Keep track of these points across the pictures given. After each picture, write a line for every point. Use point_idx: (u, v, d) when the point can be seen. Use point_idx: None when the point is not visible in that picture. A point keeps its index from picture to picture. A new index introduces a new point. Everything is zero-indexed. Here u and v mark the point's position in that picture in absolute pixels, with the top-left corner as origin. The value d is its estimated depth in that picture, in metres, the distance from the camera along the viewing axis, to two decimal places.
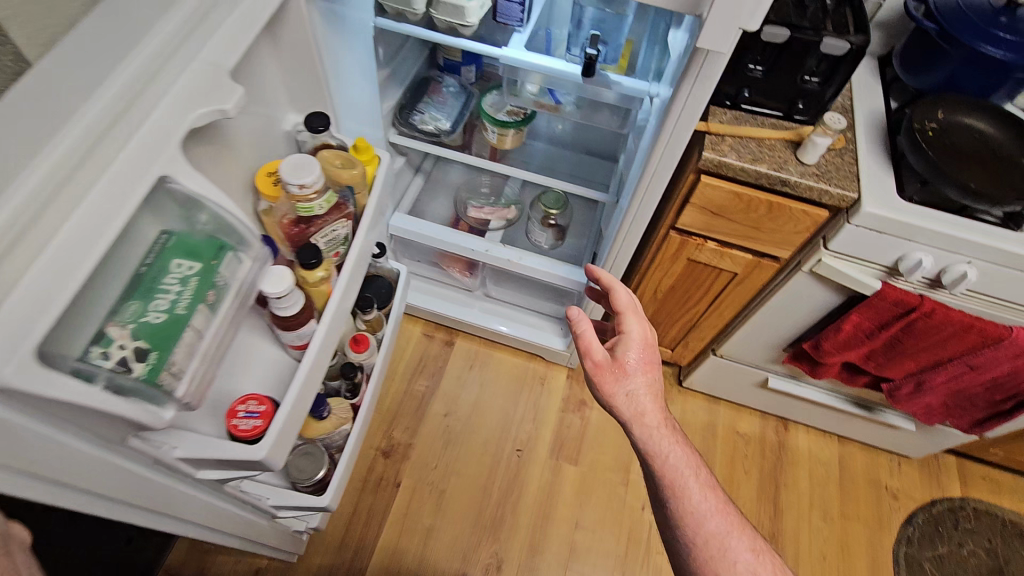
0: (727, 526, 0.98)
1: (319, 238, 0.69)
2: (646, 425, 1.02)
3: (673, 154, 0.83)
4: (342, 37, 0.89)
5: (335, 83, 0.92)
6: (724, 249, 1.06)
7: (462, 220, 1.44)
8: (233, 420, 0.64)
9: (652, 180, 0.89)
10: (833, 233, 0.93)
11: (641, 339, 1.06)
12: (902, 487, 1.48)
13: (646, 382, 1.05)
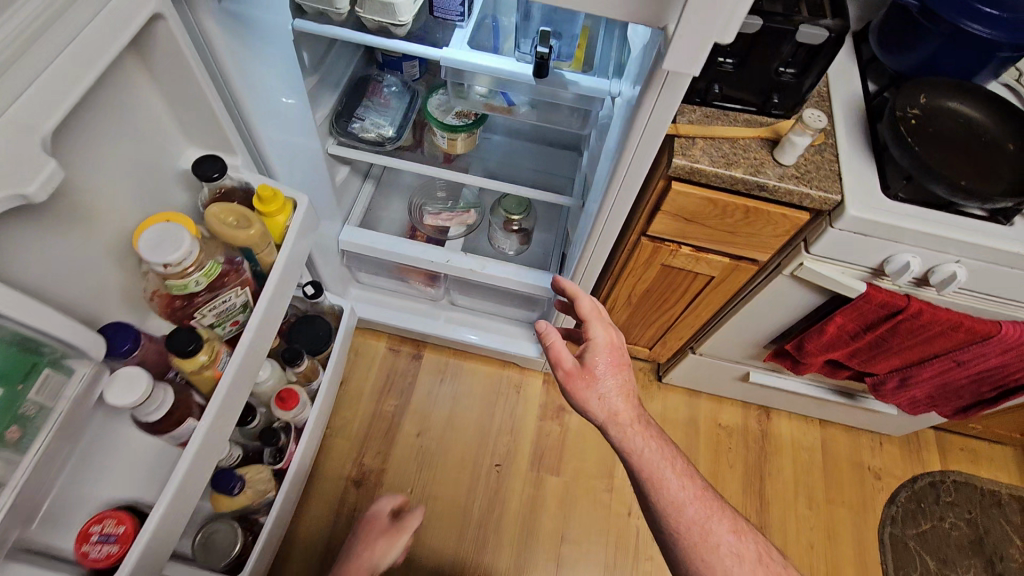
0: (711, 516, 0.96)
1: (207, 311, 0.65)
2: (621, 430, 0.96)
3: (640, 167, 0.74)
4: (251, 49, 0.77)
5: (249, 103, 0.80)
6: (699, 254, 0.99)
7: (419, 230, 1.33)
8: (84, 545, 0.57)
9: (619, 194, 0.81)
10: (815, 237, 0.86)
11: (611, 343, 0.98)
12: (884, 466, 1.48)
13: (618, 383, 0.98)
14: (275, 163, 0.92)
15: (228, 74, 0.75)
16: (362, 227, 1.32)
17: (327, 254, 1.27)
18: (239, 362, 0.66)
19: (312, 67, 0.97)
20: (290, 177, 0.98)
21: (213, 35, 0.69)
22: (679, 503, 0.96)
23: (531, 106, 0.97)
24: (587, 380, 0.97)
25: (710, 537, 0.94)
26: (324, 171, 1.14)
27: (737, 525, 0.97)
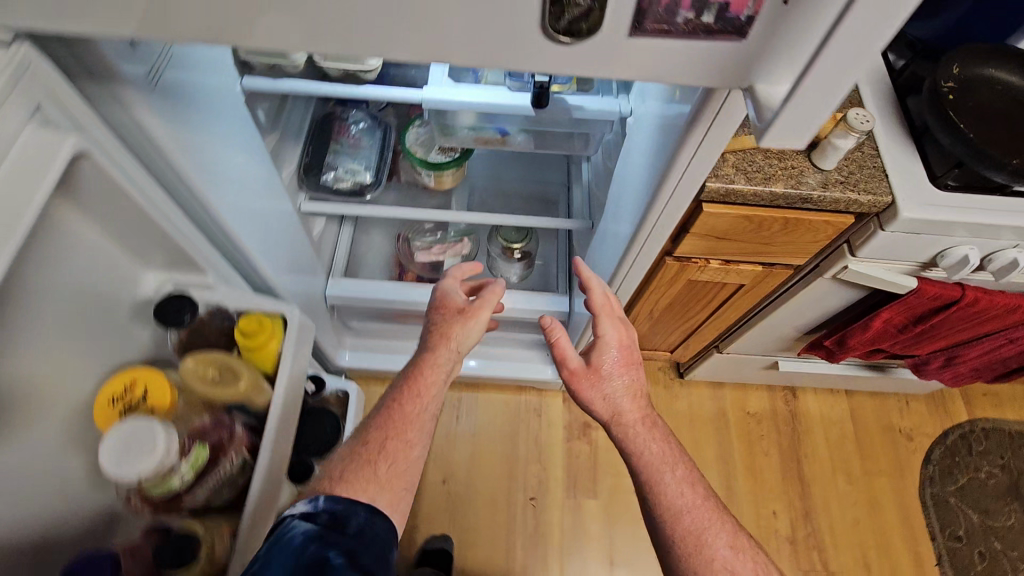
0: (715, 522, 0.75)
1: (200, 494, 0.59)
2: (627, 434, 0.80)
3: (682, 197, 0.67)
4: (204, 140, 0.64)
5: (212, 198, 0.68)
6: (730, 266, 0.91)
7: (408, 269, 1.22)
8: None
9: (665, 218, 0.72)
10: (860, 240, 0.79)
11: (621, 340, 0.85)
12: (914, 426, 1.47)
13: (630, 383, 0.83)
14: (252, 248, 0.80)
15: (183, 176, 0.62)
16: (349, 277, 1.20)
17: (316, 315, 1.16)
18: (255, 502, 0.60)
19: (269, 127, 0.84)
20: (267, 258, 0.86)
21: (157, 142, 0.58)
22: (680, 513, 0.75)
23: (527, 133, 0.85)
24: (591, 379, 0.83)
25: (722, 555, 0.73)
26: (300, 229, 1.02)
27: (739, 540, 0.75)
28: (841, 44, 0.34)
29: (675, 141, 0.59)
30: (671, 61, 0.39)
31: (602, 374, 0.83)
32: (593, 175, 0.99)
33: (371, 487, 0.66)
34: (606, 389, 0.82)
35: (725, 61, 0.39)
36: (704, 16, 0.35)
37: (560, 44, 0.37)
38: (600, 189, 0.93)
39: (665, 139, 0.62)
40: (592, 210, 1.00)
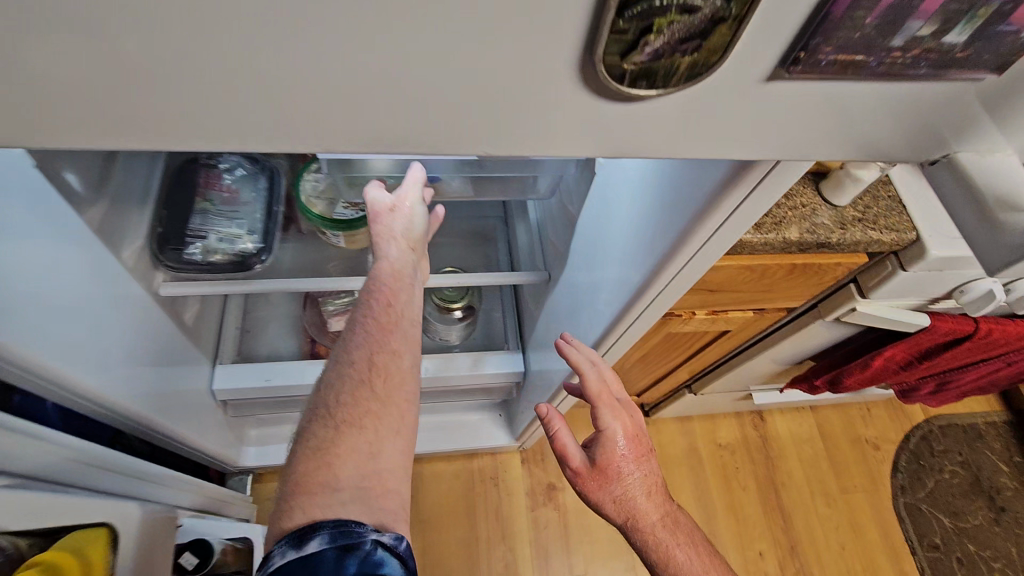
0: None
1: None
2: (649, 544, 0.62)
3: (704, 263, 0.50)
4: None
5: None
6: (717, 315, 0.76)
7: (320, 342, 0.97)
8: None
9: (671, 288, 0.55)
10: (873, 281, 0.66)
11: (629, 429, 0.64)
12: (878, 433, 1.42)
13: (645, 477, 0.63)
14: (51, 358, 0.53)
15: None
16: (243, 362, 0.94)
17: (199, 419, 0.89)
18: None
19: (93, 192, 0.58)
20: (90, 370, 0.60)
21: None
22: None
23: (462, 176, 0.66)
24: (599, 480, 0.63)
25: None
26: (162, 317, 0.75)
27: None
28: None
29: (698, 205, 0.42)
30: (790, 111, 0.30)
31: (613, 475, 0.62)
32: (545, 216, 0.80)
33: (370, 421, 0.51)
34: (619, 493, 0.62)
35: (870, 126, 0.32)
36: (952, 35, 0.27)
37: (629, 88, 0.28)
38: (557, 235, 0.75)
39: (679, 195, 0.44)
40: (547, 258, 0.82)
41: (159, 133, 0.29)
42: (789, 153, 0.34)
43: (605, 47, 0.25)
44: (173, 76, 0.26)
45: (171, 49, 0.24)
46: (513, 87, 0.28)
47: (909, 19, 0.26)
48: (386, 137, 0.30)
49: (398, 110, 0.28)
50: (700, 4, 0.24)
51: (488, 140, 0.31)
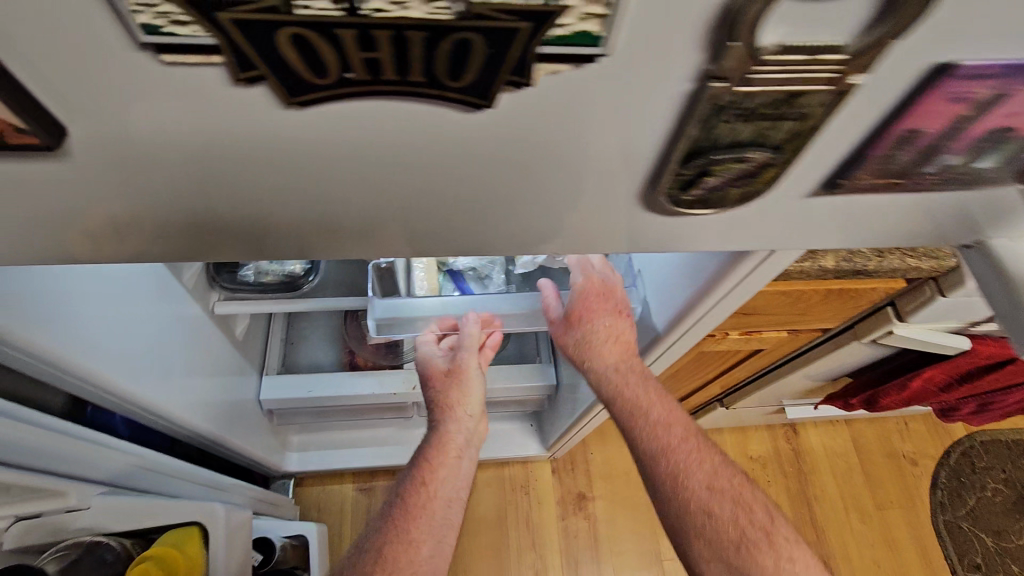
0: (697, 462, 0.65)
1: None
2: (600, 379, 0.68)
3: (758, 284, 0.48)
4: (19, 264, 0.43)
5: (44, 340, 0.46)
6: (751, 335, 0.77)
7: (359, 355, 1.01)
8: None
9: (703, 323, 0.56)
10: (912, 305, 0.66)
11: (597, 286, 0.65)
12: (917, 449, 1.39)
13: (607, 332, 0.66)
14: (125, 381, 0.59)
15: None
16: (288, 374, 0.99)
17: (248, 428, 0.94)
18: None
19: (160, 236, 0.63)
20: (150, 384, 0.63)
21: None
22: (656, 453, 0.66)
23: None
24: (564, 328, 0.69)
25: (700, 498, 0.64)
26: (216, 335, 0.80)
27: (720, 478, 0.65)
28: None
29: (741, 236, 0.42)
30: (816, 199, 0.32)
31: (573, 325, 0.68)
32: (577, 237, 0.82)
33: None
34: (577, 338, 0.68)
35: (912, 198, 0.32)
36: (980, 161, 0.30)
37: (687, 207, 0.32)
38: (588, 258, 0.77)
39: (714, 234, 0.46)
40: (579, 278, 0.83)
41: (231, 219, 0.32)
42: (820, 221, 0.35)
43: (666, 180, 0.30)
44: (262, 186, 0.29)
45: (252, 163, 0.28)
46: (561, 188, 0.31)
47: (945, 152, 0.29)
48: (434, 222, 0.33)
49: (449, 202, 0.31)
50: (755, 156, 0.28)
51: (537, 227, 0.34)
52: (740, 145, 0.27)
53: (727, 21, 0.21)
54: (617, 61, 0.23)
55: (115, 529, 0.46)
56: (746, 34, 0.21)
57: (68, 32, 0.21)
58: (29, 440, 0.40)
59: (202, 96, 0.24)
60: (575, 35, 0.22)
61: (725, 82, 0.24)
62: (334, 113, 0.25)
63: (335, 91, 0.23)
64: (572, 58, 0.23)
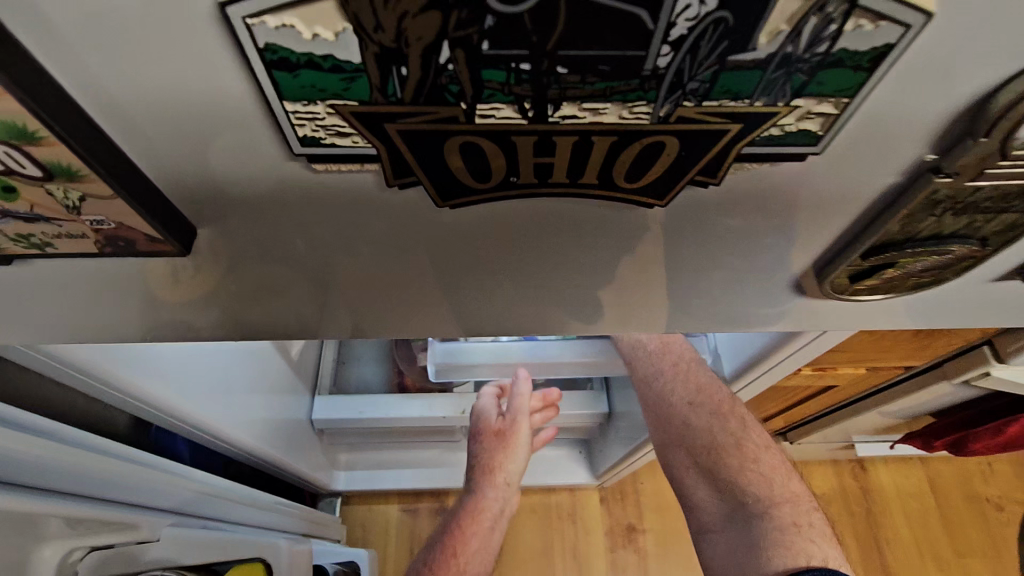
0: (681, 377, 0.69)
1: None
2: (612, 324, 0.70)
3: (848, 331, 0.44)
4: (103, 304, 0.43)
5: (133, 377, 0.46)
6: (824, 371, 0.72)
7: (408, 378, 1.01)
8: None
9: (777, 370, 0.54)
10: (1012, 346, 0.60)
11: None
12: (1002, 493, 1.27)
13: None
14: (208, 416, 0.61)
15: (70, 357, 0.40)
16: (339, 395, 0.99)
17: (301, 448, 0.95)
18: None
19: None
20: (221, 414, 0.65)
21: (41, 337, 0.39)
22: (648, 375, 0.71)
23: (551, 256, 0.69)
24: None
25: (681, 412, 0.70)
26: (273, 358, 0.82)
27: (702, 395, 0.68)
28: None
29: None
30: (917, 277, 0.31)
31: None
32: None
33: None
34: None
35: None
36: None
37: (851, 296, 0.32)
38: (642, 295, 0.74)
39: None
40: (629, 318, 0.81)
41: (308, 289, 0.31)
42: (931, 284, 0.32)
43: (839, 270, 0.30)
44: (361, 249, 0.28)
45: (346, 245, 0.28)
46: (650, 269, 0.30)
47: None
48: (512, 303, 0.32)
49: (532, 285, 0.30)
50: (953, 250, 0.28)
51: (613, 304, 0.32)
52: (933, 239, 0.28)
53: (976, 116, 0.22)
54: (825, 157, 0.23)
55: (186, 561, 0.46)
56: (1001, 131, 0.21)
57: (206, 131, 0.21)
58: (110, 472, 0.41)
59: (308, 185, 0.24)
60: (788, 135, 0.22)
61: (953, 177, 0.24)
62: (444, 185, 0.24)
63: (497, 192, 0.24)
64: (770, 158, 0.23)
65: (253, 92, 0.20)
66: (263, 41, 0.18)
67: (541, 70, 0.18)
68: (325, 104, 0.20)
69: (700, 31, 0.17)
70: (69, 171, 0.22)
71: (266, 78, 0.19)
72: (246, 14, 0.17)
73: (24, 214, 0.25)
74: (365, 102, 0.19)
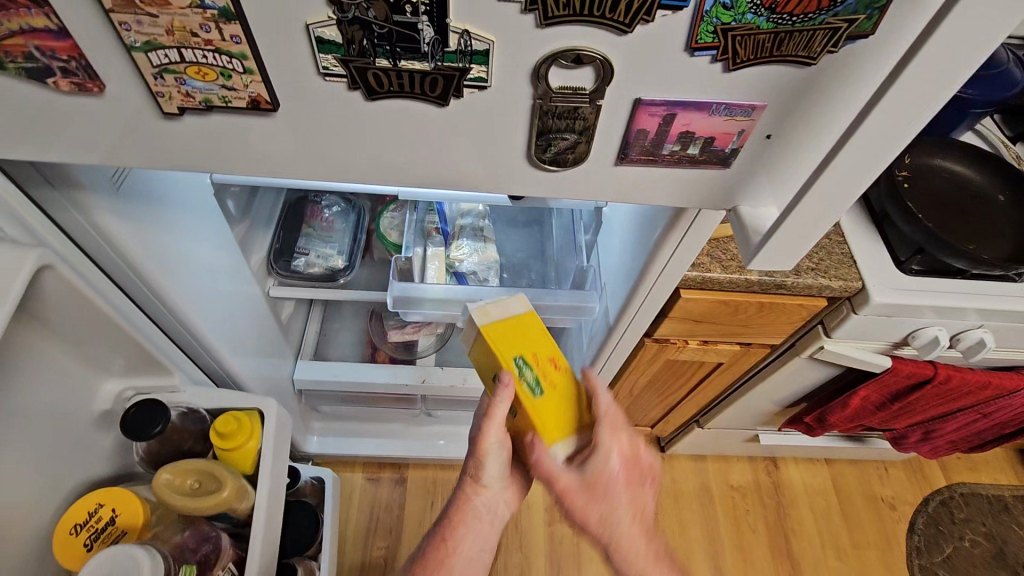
0: None
1: None
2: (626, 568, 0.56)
3: (687, 257, 0.58)
4: (153, 227, 0.54)
5: (160, 275, 0.56)
6: (709, 346, 0.91)
7: (379, 349, 1.17)
8: None
9: (656, 286, 0.64)
10: (835, 322, 0.79)
11: (626, 450, 0.56)
12: (896, 494, 1.45)
13: (630, 520, 0.56)
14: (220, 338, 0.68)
15: (136, 263, 0.53)
16: (318, 360, 1.15)
17: (282, 403, 1.10)
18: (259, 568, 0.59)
19: (239, 214, 0.81)
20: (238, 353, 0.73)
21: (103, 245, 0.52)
22: None
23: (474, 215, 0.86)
24: (587, 498, 0.54)
25: None
26: (269, 314, 0.98)
27: None
28: (815, 201, 0.41)
29: (664, 225, 0.56)
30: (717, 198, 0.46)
31: (601, 494, 0.54)
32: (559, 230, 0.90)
33: None
34: (606, 509, 0.55)
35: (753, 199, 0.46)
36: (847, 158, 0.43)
37: (542, 167, 0.42)
38: (562, 259, 0.88)
39: (644, 240, 0.61)
40: (553, 274, 0.88)
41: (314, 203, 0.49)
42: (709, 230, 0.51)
43: (529, 146, 0.40)
44: (353, 144, 0.40)
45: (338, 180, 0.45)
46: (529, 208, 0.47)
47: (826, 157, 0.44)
48: None
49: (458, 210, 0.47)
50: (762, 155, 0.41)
51: None
52: (582, 134, 0.39)
53: (733, 49, 0.33)
54: (616, 88, 0.36)
55: (201, 404, 0.65)
56: (754, 59, 0.34)
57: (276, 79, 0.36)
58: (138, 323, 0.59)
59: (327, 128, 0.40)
60: (573, 85, 0.36)
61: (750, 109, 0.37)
62: (392, 113, 0.38)
63: (437, 103, 0.37)
64: (568, 88, 0.36)
65: (308, 49, 0.34)
66: (315, 32, 0.33)
67: (433, 44, 0.33)
68: (335, 58, 0.34)
69: (430, 38, 0.33)
70: (226, 75, 0.36)
71: (310, 46, 0.34)
72: (310, 21, 0.33)
73: (193, 88, 0.37)
74: (348, 54, 0.34)
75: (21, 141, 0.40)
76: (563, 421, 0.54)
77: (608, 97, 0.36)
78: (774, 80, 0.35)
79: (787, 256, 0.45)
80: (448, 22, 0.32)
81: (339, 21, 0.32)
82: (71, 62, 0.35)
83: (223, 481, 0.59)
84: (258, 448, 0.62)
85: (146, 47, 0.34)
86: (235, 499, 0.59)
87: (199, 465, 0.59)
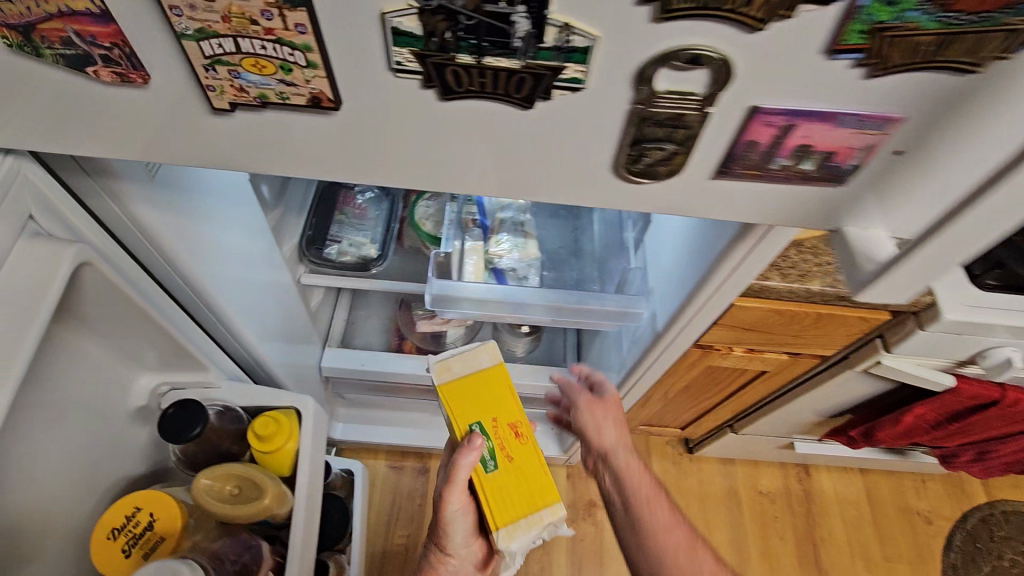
0: None
1: None
2: None
3: (752, 272, 0.53)
4: (193, 219, 0.52)
5: (198, 269, 0.54)
6: (754, 353, 0.86)
7: (407, 339, 1.15)
8: None
9: (711, 298, 0.60)
10: (896, 337, 0.74)
11: None
12: (932, 508, 1.39)
13: None
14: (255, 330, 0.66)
15: (175, 257, 0.51)
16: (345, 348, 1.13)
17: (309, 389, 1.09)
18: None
19: (273, 201, 0.78)
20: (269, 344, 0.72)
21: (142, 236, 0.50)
22: None
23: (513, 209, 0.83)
24: None
25: None
26: (300, 301, 0.96)
27: None
28: (951, 241, 0.37)
29: (730, 235, 0.51)
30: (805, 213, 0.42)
31: None
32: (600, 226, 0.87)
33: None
34: None
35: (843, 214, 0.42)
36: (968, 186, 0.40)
37: (628, 179, 0.38)
38: (605, 257, 0.84)
39: (704, 248, 0.57)
40: (593, 273, 0.84)
41: None
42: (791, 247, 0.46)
43: (617, 156, 0.36)
44: (413, 144, 0.37)
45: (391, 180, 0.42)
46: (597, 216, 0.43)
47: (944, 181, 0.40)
48: None
49: None
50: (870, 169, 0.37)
51: None
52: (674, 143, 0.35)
53: (880, 52, 0.29)
54: (732, 94, 0.32)
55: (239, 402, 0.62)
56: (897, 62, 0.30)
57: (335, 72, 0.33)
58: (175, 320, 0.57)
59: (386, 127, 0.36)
60: (680, 90, 0.32)
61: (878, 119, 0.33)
62: (461, 114, 0.34)
63: (520, 106, 0.33)
64: (676, 94, 0.32)
65: (380, 41, 0.30)
66: (391, 23, 0.29)
67: (527, 39, 0.30)
68: (411, 52, 0.31)
69: (525, 32, 0.29)
70: (285, 68, 0.32)
71: (384, 37, 0.30)
72: (386, 9, 0.29)
73: (245, 82, 0.33)
74: (426, 49, 0.30)
75: (60, 131, 0.38)
76: (517, 506, 0.55)
77: (720, 103, 0.33)
78: (903, 86, 0.31)
79: (900, 291, 0.41)
80: (547, 14, 0.28)
81: (424, 11, 0.29)
82: (114, 50, 0.32)
83: (264, 487, 0.57)
84: (297, 448, 0.61)
85: (199, 34, 0.31)
86: (275, 505, 0.57)
87: (240, 471, 0.58)
